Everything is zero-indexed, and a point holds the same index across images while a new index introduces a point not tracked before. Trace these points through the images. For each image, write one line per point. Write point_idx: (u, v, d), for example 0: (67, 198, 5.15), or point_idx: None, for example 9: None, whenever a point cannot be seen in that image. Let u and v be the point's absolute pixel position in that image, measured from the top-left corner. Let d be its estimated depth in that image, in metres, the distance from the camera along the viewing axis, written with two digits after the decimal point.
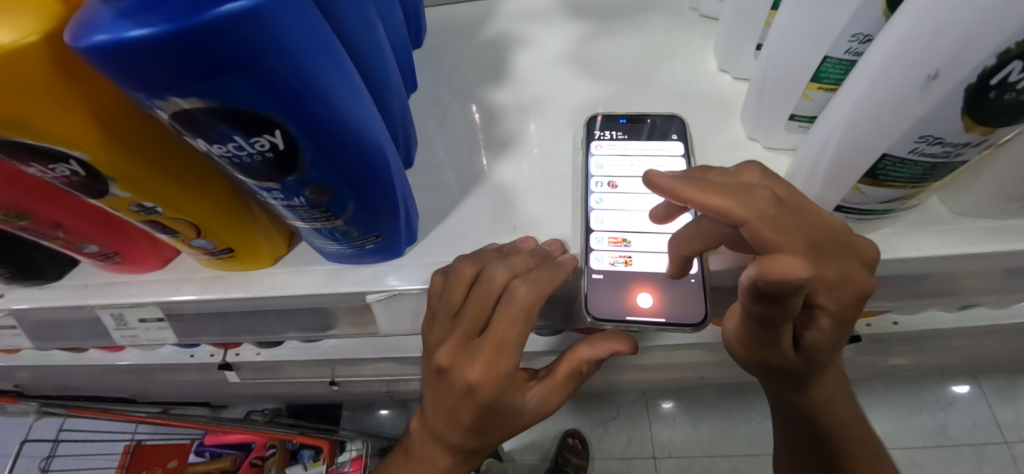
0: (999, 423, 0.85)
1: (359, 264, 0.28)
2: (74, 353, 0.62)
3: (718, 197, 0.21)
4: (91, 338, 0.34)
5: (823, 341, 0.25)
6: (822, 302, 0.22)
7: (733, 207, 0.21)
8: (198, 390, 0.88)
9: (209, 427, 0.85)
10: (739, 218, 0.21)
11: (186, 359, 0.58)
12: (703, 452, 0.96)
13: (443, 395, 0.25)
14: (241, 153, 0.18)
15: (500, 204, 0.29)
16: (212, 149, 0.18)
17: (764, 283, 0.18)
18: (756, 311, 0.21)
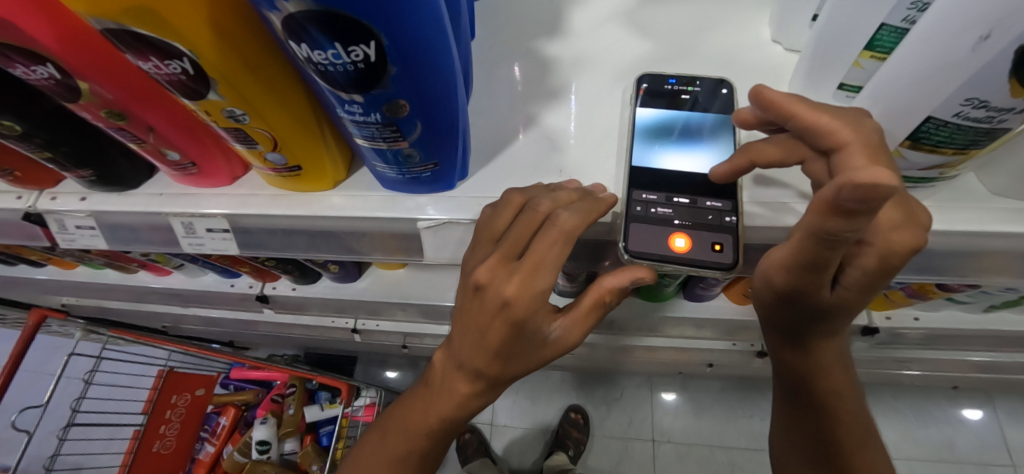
0: (1007, 442, 0.85)
1: (411, 193, 0.31)
2: (125, 274, 0.67)
3: (830, 116, 0.23)
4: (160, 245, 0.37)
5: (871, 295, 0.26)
6: (876, 254, 0.24)
7: (836, 130, 0.22)
8: (227, 326, 0.94)
9: (237, 360, 0.92)
10: (838, 141, 0.22)
11: (227, 289, 0.63)
12: (702, 441, 0.99)
13: (475, 319, 0.27)
14: (336, 62, 0.19)
15: (547, 149, 0.31)
16: (312, 55, 0.19)
17: (850, 191, 0.17)
18: (822, 228, 0.21)
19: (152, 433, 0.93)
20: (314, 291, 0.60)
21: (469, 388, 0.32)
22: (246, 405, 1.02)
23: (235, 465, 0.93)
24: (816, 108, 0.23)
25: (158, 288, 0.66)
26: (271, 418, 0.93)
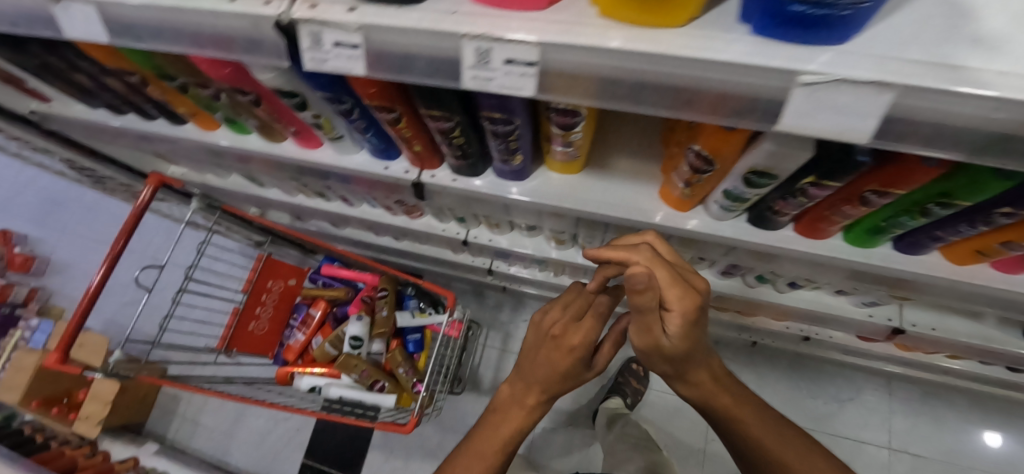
0: None
1: (790, 40, 0.25)
2: (270, 144, 0.64)
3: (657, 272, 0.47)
4: (417, 81, 0.33)
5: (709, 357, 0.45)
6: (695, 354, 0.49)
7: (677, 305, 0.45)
8: (333, 216, 0.94)
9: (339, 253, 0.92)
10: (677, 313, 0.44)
11: (381, 172, 0.60)
12: None
13: (541, 341, 0.60)
14: None
15: (955, 11, 0.26)
16: None
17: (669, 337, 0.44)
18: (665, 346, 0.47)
19: (250, 313, 0.96)
20: (476, 185, 0.57)
21: (535, 399, 0.62)
22: (335, 301, 1.03)
23: (325, 355, 0.96)
24: (659, 275, 0.45)
25: (305, 163, 0.64)
26: (366, 316, 0.95)
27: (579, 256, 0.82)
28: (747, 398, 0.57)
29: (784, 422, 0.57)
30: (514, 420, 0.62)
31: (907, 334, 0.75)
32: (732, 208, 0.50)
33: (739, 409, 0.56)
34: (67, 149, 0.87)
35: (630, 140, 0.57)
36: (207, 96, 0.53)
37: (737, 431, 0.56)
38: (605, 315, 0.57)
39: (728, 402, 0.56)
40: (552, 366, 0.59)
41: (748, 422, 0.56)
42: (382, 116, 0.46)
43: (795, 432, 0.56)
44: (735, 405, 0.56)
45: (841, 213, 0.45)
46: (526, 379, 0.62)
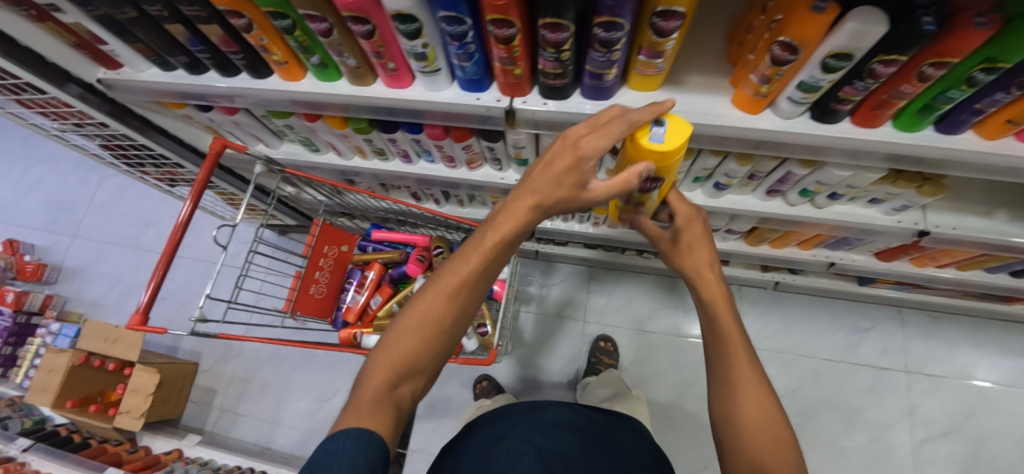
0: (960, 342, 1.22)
1: None
2: (356, 87, 0.68)
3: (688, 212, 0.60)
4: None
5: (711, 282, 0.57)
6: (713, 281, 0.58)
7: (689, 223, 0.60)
8: (390, 172, 0.98)
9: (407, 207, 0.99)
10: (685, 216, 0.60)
11: (470, 101, 0.65)
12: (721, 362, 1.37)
13: (552, 160, 0.48)
14: None
15: None
16: None
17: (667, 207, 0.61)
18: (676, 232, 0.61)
19: (310, 278, 0.98)
20: (564, 107, 0.63)
21: (532, 217, 0.51)
22: (389, 263, 1.08)
23: (390, 314, 1.02)
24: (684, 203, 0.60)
25: (390, 102, 0.67)
26: None
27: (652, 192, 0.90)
28: (766, 386, 0.53)
29: (795, 456, 0.49)
30: (493, 248, 0.51)
31: (930, 236, 0.84)
32: (802, 102, 0.56)
33: (747, 371, 0.53)
34: (127, 123, 0.89)
35: (703, 59, 0.66)
36: (317, 30, 0.56)
37: (737, 385, 0.53)
38: (615, 133, 0.43)
39: (751, 383, 0.53)
40: (552, 185, 0.48)
41: (745, 372, 0.54)
42: (499, 32, 0.52)
43: (794, 462, 0.49)
44: (760, 389, 0.53)
45: (900, 90, 0.52)
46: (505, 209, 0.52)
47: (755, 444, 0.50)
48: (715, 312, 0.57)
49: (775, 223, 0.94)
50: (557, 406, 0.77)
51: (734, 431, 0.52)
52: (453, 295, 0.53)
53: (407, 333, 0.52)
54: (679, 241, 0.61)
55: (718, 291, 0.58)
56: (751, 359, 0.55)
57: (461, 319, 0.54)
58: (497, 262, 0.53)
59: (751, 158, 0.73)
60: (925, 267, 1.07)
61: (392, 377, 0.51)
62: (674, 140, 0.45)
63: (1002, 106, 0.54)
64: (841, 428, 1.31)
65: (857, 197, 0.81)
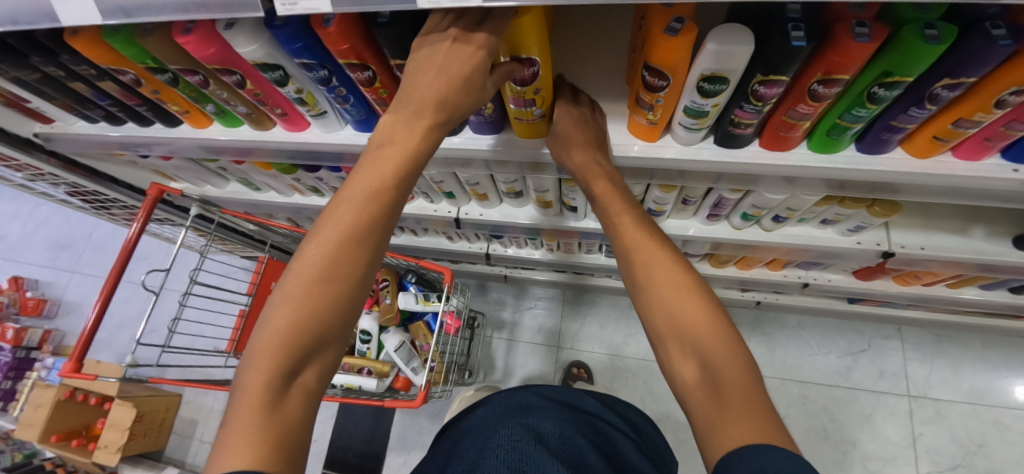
0: (907, 376, 1.31)
1: None
2: (259, 132, 0.68)
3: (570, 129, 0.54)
4: (388, 6, 0.37)
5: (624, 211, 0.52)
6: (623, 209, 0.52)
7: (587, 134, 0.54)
8: None
9: None
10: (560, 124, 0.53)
11: (362, 141, 0.63)
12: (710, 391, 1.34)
13: (437, 41, 0.40)
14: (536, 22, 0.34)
15: None
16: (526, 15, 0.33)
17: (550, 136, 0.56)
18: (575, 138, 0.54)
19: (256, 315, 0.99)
20: (454, 143, 0.61)
21: (427, 122, 0.41)
22: None
23: None
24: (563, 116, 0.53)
25: (289, 146, 0.67)
26: (374, 309, 1.03)
27: (586, 218, 0.87)
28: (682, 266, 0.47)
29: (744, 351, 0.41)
30: (391, 163, 0.41)
31: (896, 256, 0.76)
32: (696, 127, 0.52)
33: (673, 284, 0.45)
34: (75, 171, 0.92)
35: (603, 79, 0.59)
36: (195, 82, 0.56)
37: (653, 282, 0.46)
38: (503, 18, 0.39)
39: (671, 273, 0.46)
40: (448, 67, 0.39)
41: (653, 263, 0.47)
42: (357, 76, 0.49)
43: (746, 357, 0.41)
44: (682, 278, 0.45)
45: (798, 112, 0.47)
46: (395, 119, 0.41)
47: (694, 345, 0.42)
48: (617, 220, 0.52)
49: (727, 248, 0.89)
50: (525, 391, 0.71)
51: (666, 333, 0.45)
52: (346, 230, 0.40)
53: (290, 297, 0.39)
54: (556, 135, 0.55)
55: (631, 222, 0.51)
56: (665, 254, 0.47)
57: (366, 265, 0.41)
58: (402, 184, 0.41)
59: (677, 186, 0.68)
60: (910, 285, 0.97)
61: (282, 363, 0.38)
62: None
63: (923, 121, 0.47)
64: (836, 460, 1.26)
65: (806, 218, 0.76)
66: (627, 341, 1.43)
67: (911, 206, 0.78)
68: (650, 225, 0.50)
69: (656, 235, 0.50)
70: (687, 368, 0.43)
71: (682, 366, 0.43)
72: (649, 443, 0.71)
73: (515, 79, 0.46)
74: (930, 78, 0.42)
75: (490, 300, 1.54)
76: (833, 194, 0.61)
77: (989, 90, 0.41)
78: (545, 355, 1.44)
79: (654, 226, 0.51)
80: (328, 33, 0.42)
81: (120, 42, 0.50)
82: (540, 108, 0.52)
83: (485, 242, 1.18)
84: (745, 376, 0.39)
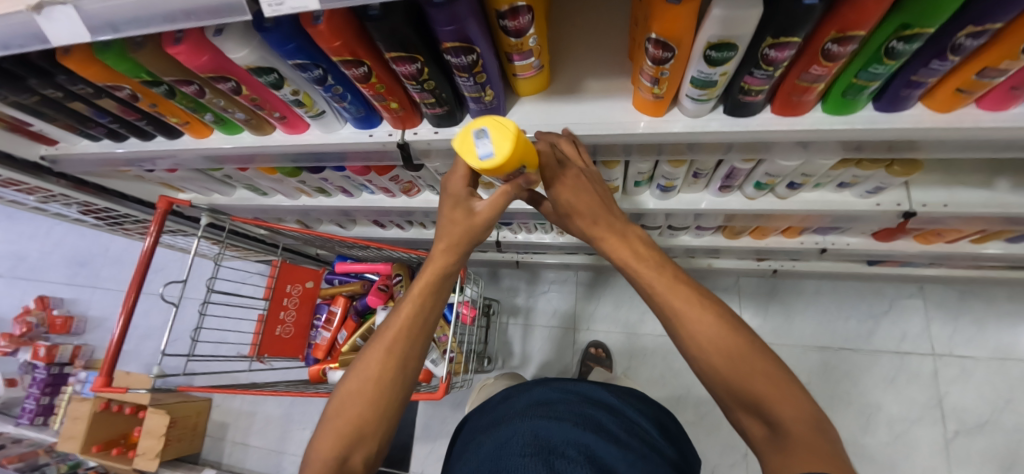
0: (930, 335, 1.29)
1: None
2: (259, 137, 0.68)
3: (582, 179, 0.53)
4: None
5: (647, 258, 0.50)
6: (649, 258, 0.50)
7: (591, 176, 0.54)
8: (338, 207, 0.98)
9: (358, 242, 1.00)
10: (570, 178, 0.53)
11: (362, 138, 0.62)
12: None
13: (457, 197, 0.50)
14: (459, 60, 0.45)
15: None
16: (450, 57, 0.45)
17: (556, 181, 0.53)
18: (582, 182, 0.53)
19: (274, 319, 1.00)
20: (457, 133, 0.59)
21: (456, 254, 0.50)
22: (353, 295, 1.11)
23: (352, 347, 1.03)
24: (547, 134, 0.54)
25: (290, 149, 0.67)
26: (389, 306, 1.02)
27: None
28: (722, 313, 0.46)
29: (806, 399, 0.41)
30: (428, 286, 0.50)
31: (918, 216, 0.73)
32: (703, 99, 0.50)
33: (717, 337, 0.44)
34: (84, 189, 0.93)
35: (604, 54, 0.57)
36: (190, 92, 0.56)
37: (699, 338, 0.45)
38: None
39: (715, 327, 0.45)
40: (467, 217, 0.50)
41: (693, 317, 0.46)
42: (352, 73, 0.48)
43: (808, 405, 0.41)
44: (726, 338, 0.44)
45: (811, 74, 0.45)
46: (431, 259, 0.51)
47: (757, 403, 0.41)
48: (642, 277, 0.50)
49: (741, 220, 0.88)
50: (546, 386, 0.72)
51: (729, 399, 0.43)
52: (396, 339, 0.48)
53: (350, 392, 0.46)
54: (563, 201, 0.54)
55: (660, 273, 0.49)
56: (700, 304, 0.46)
57: (413, 365, 0.49)
58: (438, 303, 0.51)
59: (686, 161, 0.66)
60: (932, 243, 0.95)
61: (339, 447, 0.44)
62: (503, 146, 0.42)
63: (944, 73, 0.45)
64: (859, 422, 1.26)
65: (823, 183, 0.74)
66: (643, 319, 1.42)
67: (932, 163, 0.76)
68: (678, 272, 0.49)
69: (688, 284, 0.48)
70: (756, 427, 0.42)
71: (752, 428, 0.43)
72: (674, 445, 0.70)
73: (509, 29, 0.45)
74: (954, 27, 0.39)
75: (503, 287, 1.54)
76: (849, 157, 0.59)
77: (1017, 35, 0.38)
78: (562, 338, 1.45)
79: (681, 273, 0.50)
80: (319, 31, 0.41)
81: (112, 58, 0.49)
82: (539, 57, 0.51)
83: (494, 230, 1.18)
84: (816, 429, 0.39)
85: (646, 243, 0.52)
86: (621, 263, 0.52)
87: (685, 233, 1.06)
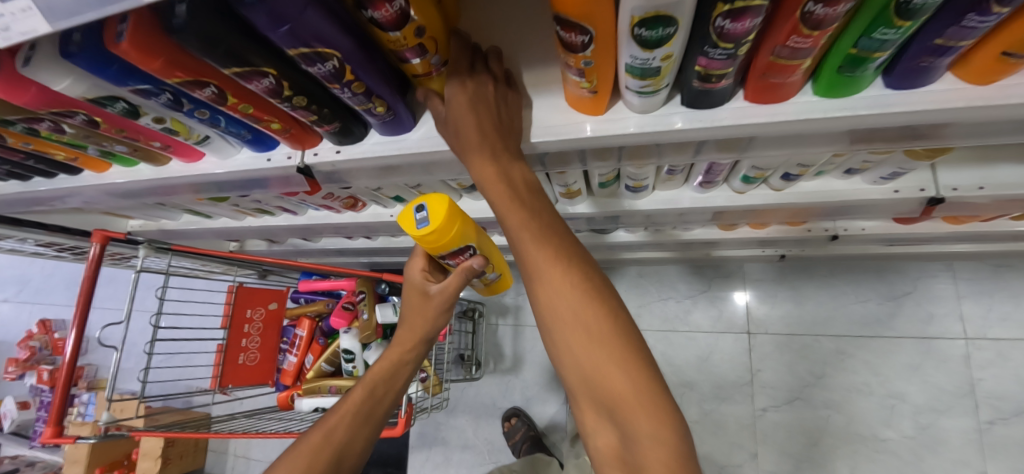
0: (964, 317, 1.15)
1: None
2: (158, 168, 0.59)
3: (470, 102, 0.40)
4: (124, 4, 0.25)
5: (530, 210, 0.39)
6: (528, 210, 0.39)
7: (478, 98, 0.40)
8: (287, 226, 0.90)
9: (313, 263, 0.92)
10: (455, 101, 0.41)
11: (260, 163, 0.53)
12: (734, 356, 1.25)
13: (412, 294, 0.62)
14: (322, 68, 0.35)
15: None
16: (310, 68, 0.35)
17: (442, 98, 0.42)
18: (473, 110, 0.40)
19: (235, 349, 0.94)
20: (363, 150, 0.49)
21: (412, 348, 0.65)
22: (320, 315, 1.05)
23: (320, 372, 0.97)
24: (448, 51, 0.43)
25: (191, 179, 0.58)
26: (353, 328, 0.94)
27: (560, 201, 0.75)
28: (603, 300, 0.37)
29: (671, 418, 0.35)
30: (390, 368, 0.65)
31: (946, 202, 0.61)
32: (648, 91, 0.38)
33: (587, 327, 0.36)
34: (20, 227, 0.87)
35: (523, 29, 0.44)
36: (48, 129, 0.48)
37: (567, 325, 0.37)
38: None
39: (588, 316, 0.36)
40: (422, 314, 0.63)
41: (565, 300, 0.37)
42: (201, 94, 0.39)
43: (669, 426, 0.34)
44: (601, 328, 0.36)
45: (789, 49, 0.33)
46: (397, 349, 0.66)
47: (615, 414, 0.35)
48: (518, 233, 0.39)
49: (733, 215, 0.76)
50: None
51: (583, 397, 0.37)
52: (360, 404, 0.63)
53: (315, 442, 0.60)
54: (446, 118, 0.41)
55: (535, 234, 0.38)
56: (579, 284, 0.37)
57: (370, 430, 0.63)
58: (397, 384, 0.67)
59: (652, 161, 0.55)
60: (962, 224, 0.82)
61: None
62: (438, 218, 0.49)
63: (983, 33, 0.33)
64: (881, 416, 1.15)
65: (825, 170, 0.62)
66: (640, 313, 1.33)
67: None
68: (563, 238, 0.38)
69: (574, 259, 0.38)
70: (606, 436, 0.37)
71: (598, 436, 0.37)
72: None
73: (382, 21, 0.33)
74: None
75: None
76: (851, 146, 0.47)
77: None
78: None
79: (568, 233, 0.39)
80: (123, 51, 0.31)
81: None
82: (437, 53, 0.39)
83: None
84: (666, 456, 0.33)
85: (529, 194, 0.40)
86: (496, 205, 0.40)
87: (676, 227, 0.95)
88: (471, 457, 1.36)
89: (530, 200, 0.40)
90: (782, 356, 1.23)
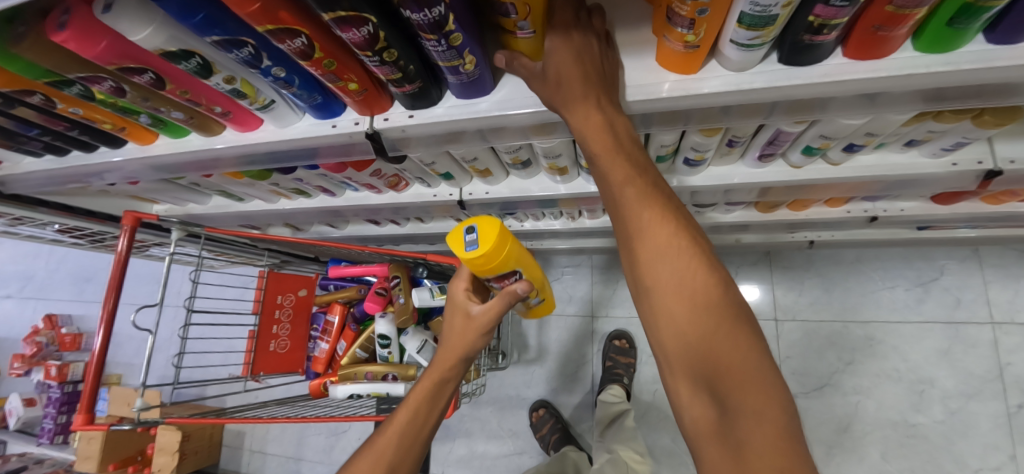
0: (990, 302, 1.16)
1: None
2: (208, 138, 0.57)
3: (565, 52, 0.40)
4: None
5: (628, 169, 0.39)
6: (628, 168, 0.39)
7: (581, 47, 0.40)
8: (322, 209, 0.88)
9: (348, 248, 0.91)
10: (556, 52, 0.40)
11: (325, 130, 0.52)
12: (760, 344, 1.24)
13: (454, 315, 0.68)
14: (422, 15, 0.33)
15: None
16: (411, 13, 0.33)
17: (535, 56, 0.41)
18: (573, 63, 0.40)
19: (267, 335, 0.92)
20: (435, 115, 0.48)
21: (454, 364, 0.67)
22: (350, 301, 1.03)
23: (354, 358, 0.96)
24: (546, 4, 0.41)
25: (244, 150, 0.57)
26: (388, 313, 0.94)
27: None
28: (706, 261, 0.36)
29: (781, 396, 0.31)
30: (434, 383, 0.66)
31: (1003, 174, 0.60)
32: (755, 43, 0.37)
33: (689, 283, 0.35)
34: (45, 209, 0.85)
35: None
36: (106, 91, 0.46)
37: (669, 282, 0.36)
38: None
39: (692, 274, 0.35)
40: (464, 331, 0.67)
41: (667, 257, 0.36)
42: (288, 46, 0.37)
43: (779, 404, 0.30)
44: (700, 286, 0.35)
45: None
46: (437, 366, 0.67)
47: (716, 385, 0.32)
48: (620, 190, 0.39)
49: (779, 193, 0.75)
50: None
51: (676, 360, 0.35)
52: (410, 416, 0.63)
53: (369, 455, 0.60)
54: (546, 71, 0.41)
55: (637, 190, 0.38)
56: (682, 239, 0.36)
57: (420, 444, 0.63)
58: (441, 400, 0.66)
59: (719, 128, 0.54)
60: (1002, 204, 0.82)
61: None
62: (489, 240, 0.58)
63: None
64: (911, 401, 1.15)
65: (883, 143, 0.61)
66: None
67: None
68: (664, 197, 0.38)
69: (679, 218, 0.37)
70: (700, 408, 0.33)
71: (693, 408, 0.34)
72: None
73: None
74: None
75: None
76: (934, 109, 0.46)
77: None
78: (579, 327, 1.36)
79: (671, 195, 0.40)
80: None
81: None
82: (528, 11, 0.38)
83: None
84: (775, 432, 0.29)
85: (634, 155, 0.40)
86: (594, 157, 0.40)
87: (712, 209, 0.94)
88: (495, 448, 1.34)
89: (631, 159, 0.40)
90: (810, 343, 1.23)
